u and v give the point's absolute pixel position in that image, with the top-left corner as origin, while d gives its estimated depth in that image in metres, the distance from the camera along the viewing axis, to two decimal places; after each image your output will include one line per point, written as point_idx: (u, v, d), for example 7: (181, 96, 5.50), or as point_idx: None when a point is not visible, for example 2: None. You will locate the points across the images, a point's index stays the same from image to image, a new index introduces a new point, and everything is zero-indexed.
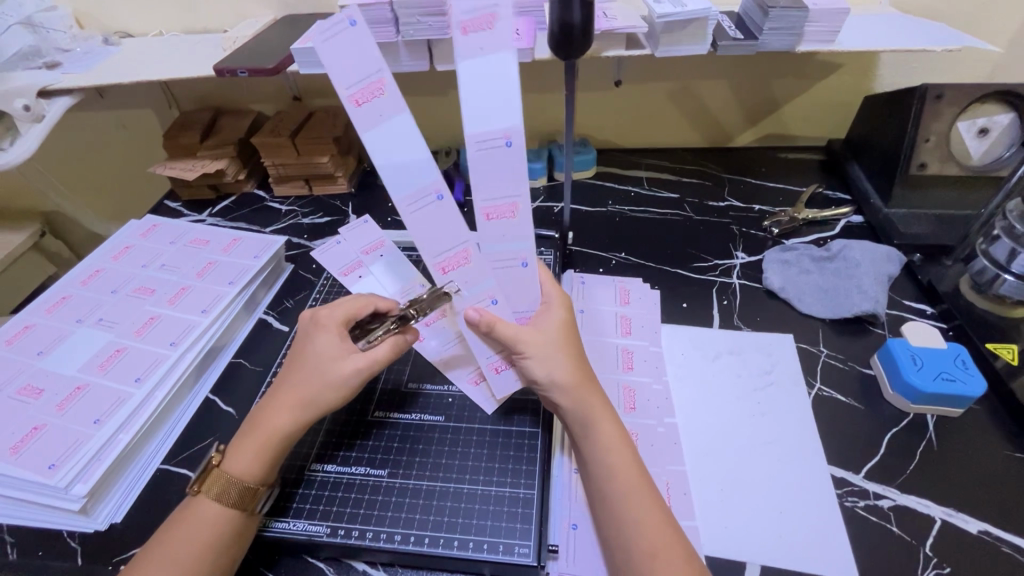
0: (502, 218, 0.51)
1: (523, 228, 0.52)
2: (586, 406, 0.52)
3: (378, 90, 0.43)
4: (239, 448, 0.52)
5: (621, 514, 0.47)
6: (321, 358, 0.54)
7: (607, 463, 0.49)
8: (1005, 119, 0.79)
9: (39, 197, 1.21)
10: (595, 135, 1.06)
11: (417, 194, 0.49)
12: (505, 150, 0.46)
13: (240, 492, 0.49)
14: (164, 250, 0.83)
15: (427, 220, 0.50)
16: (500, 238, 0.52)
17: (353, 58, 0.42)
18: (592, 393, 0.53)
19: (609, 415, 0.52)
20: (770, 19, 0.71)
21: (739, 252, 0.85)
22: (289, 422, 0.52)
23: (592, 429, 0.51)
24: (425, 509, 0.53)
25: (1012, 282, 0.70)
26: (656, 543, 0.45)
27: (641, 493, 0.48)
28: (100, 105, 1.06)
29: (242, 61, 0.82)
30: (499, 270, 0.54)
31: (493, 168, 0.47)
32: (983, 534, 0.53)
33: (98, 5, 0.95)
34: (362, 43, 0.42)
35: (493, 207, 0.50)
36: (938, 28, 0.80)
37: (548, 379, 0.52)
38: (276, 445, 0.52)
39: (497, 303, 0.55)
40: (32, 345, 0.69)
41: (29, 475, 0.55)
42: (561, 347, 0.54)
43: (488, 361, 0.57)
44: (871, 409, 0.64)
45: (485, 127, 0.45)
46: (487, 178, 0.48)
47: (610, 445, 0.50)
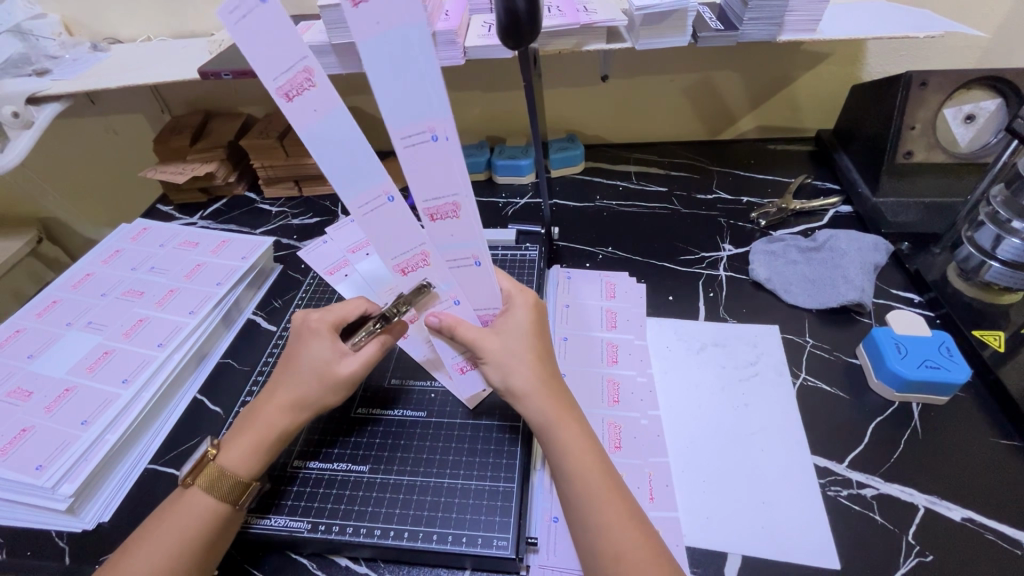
0: (446, 217, 0.50)
1: (469, 225, 0.51)
2: (546, 410, 0.51)
3: (309, 80, 0.40)
4: (234, 443, 0.52)
5: (584, 516, 0.47)
6: (315, 360, 0.54)
7: (569, 466, 0.49)
8: (991, 105, 0.78)
9: (31, 202, 1.23)
10: (583, 131, 1.06)
11: (367, 198, 0.48)
12: (434, 143, 0.44)
13: (236, 485, 0.50)
14: (154, 252, 0.84)
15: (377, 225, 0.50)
16: (449, 236, 0.52)
17: (274, 42, 0.38)
18: (553, 395, 0.52)
19: (571, 417, 0.51)
20: (750, 9, 0.71)
21: (726, 244, 0.85)
22: (288, 422, 0.53)
23: (553, 432, 0.50)
24: (405, 503, 0.54)
25: (998, 268, 0.69)
26: (620, 545, 0.45)
27: (605, 495, 0.47)
28: (91, 111, 1.07)
29: (226, 63, 0.82)
30: (454, 268, 0.54)
31: (431, 163, 0.45)
32: (967, 522, 0.52)
33: (87, 12, 0.95)
34: (281, 26, 0.38)
35: (435, 207, 0.49)
36: (923, 15, 0.79)
37: (504, 384, 0.53)
38: (273, 442, 0.52)
39: (460, 303, 0.56)
40: (22, 348, 0.70)
41: (17, 476, 0.55)
42: (520, 350, 0.54)
43: (453, 362, 0.58)
44: (857, 398, 0.63)
45: (409, 123, 0.42)
46: (425, 178, 0.46)
47: (572, 448, 0.50)
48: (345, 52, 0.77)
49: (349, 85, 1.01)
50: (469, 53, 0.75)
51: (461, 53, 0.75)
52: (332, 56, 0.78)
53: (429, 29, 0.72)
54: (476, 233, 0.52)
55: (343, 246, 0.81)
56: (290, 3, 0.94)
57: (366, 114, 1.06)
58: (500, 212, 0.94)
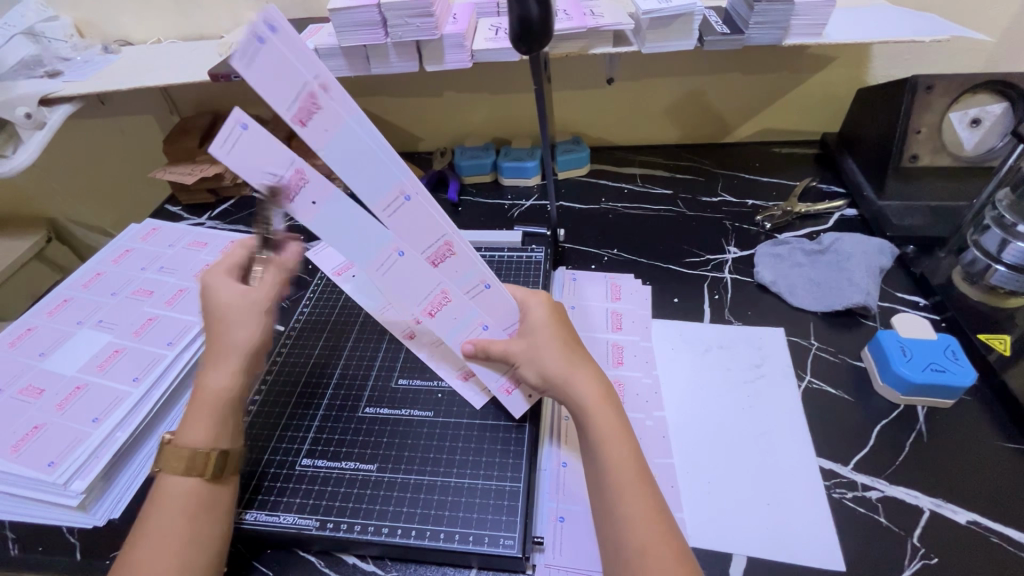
0: (446, 257, 0.55)
1: (467, 254, 0.55)
2: (580, 397, 0.52)
3: (299, 178, 0.46)
4: (187, 420, 0.52)
5: (611, 507, 0.47)
6: (224, 307, 0.55)
7: (600, 456, 0.49)
8: (997, 109, 0.79)
9: (43, 202, 1.24)
10: (589, 133, 1.06)
11: (387, 202, 0.50)
12: (409, 201, 0.51)
13: (202, 456, 0.50)
14: (162, 252, 0.85)
15: (398, 277, 0.52)
16: (456, 271, 0.56)
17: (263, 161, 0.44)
18: (596, 385, 0.53)
19: (609, 407, 0.52)
20: (756, 13, 0.71)
21: (731, 247, 0.85)
22: (228, 382, 0.53)
23: (589, 420, 0.51)
24: (412, 502, 0.54)
25: (1003, 272, 0.71)
26: (645, 536, 0.45)
27: (633, 486, 0.47)
28: (101, 112, 1.08)
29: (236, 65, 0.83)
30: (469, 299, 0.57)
31: (413, 220, 0.52)
32: (972, 525, 0.53)
33: (98, 14, 0.97)
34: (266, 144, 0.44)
35: (432, 253, 0.54)
36: (929, 19, 0.80)
37: (540, 374, 0.54)
38: (224, 406, 0.53)
39: (488, 327, 0.57)
40: (34, 346, 0.71)
41: (30, 472, 0.56)
42: (552, 341, 0.54)
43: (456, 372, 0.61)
44: (862, 401, 0.63)
45: (380, 196, 0.50)
46: (412, 229, 0.52)
47: (604, 438, 0.50)
48: (354, 54, 0.78)
49: (356, 87, 1.01)
50: (477, 56, 0.76)
51: (469, 56, 0.76)
52: (340, 58, 0.78)
53: (436, 33, 0.73)
54: (475, 258, 0.55)
55: None
56: (298, 7, 0.95)
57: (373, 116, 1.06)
58: (505, 214, 0.95)
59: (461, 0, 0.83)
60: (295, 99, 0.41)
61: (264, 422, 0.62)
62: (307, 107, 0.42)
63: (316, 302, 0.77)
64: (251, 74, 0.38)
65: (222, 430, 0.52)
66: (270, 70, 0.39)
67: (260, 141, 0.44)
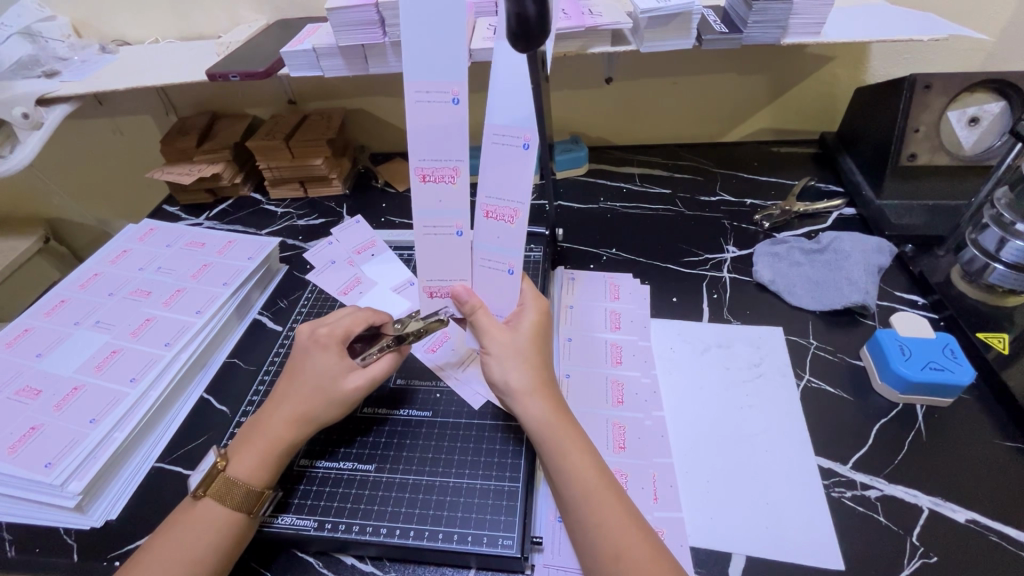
0: (501, 220, 0.54)
1: (517, 237, 0.54)
2: (542, 409, 0.52)
3: (450, 175, 0.52)
4: (247, 449, 0.53)
5: (579, 517, 0.47)
6: (319, 374, 0.56)
7: (568, 468, 0.49)
8: (995, 108, 0.79)
9: (41, 203, 1.24)
10: (587, 133, 1.06)
11: (508, 133, 0.50)
12: (452, 107, 0.49)
13: (248, 493, 0.50)
14: (160, 253, 0.85)
15: (428, 120, 0.50)
16: (495, 238, 0.55)
17: (506, 179, 0.52)
18: (551, 401, 0.53)
19: (567, 421, 0.52)
20: (754, 12, 0.71)
21: (730, 246, 0.85)
22: (297, 433, 0.54)
23: (552, 435, 0.51)
24: (410, 503, 0.54)
25: (1002, 270, 0.70)
26: (618, 541, 0.45)
27: (603, 495, 0.48)
28: (99, 113, 1.08)
29: (234, 65, 0.82)
30: (488, 265, 0.56)
31: (505, 169, 0.52)
32: (971, 523, 0.52)
33: (95, 15, 0.96)
34: (511, 165, 0.51)
35: (495, 207, 0.54)
36: (926, 18, 0.80)
37: (505, 382, 0.53)
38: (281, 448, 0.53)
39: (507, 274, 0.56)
40: (31, 347, 0.71)
41: (27, 474, 0.56)
42: (524, 351, 0.55)
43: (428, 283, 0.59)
44: (861, 400, 0.63)
45: (508, 125, 0.50)
46: (502, 179, 0.52)
47: (571, 449, 0.50)
48: (351, 53, 0.78)
49: (354, 86, 1.01)
50: (476, 55, 0.76)
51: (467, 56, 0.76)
52: (338, 58, 0.79)
53: None
54: (519, 243, 0.55)
55: (349, 248, 0.85)
56: (297, 6, 0.95)
57: (371, 116, 1.06)
58: None
59: None
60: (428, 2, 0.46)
61: None
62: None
63: (313, 303, 0.78)
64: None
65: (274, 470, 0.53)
66: None
67: (512, 160, 0.51)
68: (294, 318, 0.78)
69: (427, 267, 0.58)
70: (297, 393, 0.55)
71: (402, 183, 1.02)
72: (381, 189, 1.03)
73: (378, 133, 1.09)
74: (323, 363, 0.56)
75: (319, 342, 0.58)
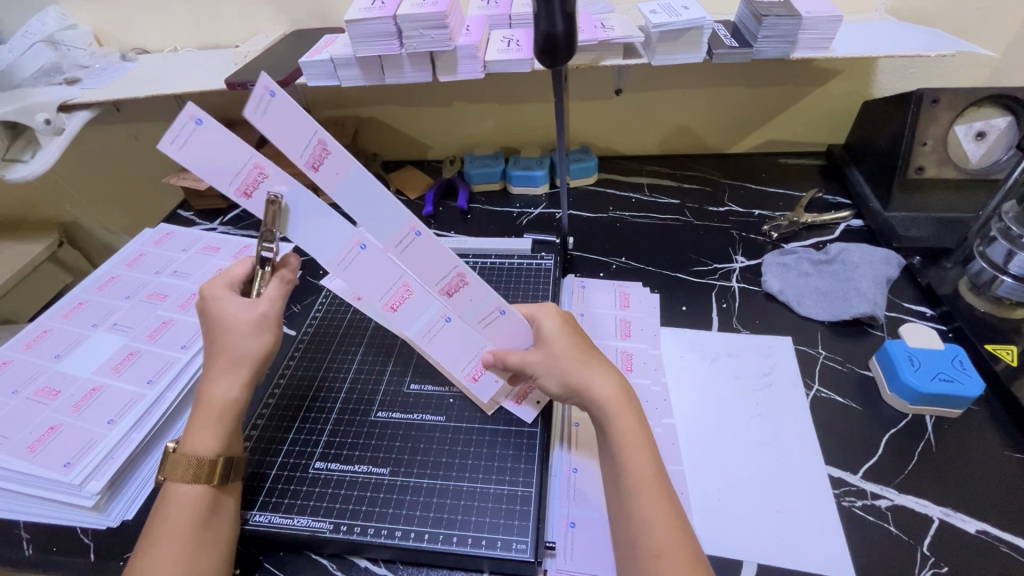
0: (458, 289, 0.56)
1: (480, 287, 0.56)
2: (606, 400, 0.52)
3: (405, 291, 0.56)
4: (190, 428, 0.52)
5: (629, 508, 0.47)
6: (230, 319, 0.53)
7: (624, 458, 0.49)
8: (1002, 122, 0.80)
9: (56, 207, 1.26)
10: (596, 143, 1.08)
11: (399, 237, 0.53)
12: (362, 252, 0.53)
13: (208, 467, 0.50)
14: (176, 257, 0.86)
15: (361, 274, 0.54)
16: (469, 301, 0.57)
17: (429, 262, 0.54)
18: (619, 390, 0.52)
19: (632, 412, 0.51)
20: (765, 27, 0.73)
21: (738, 256, 0.86)
22: (234, 393, 0.53)
23: (614, 424, 0.51)
24: (425, 506, 0.54)
25: (1010, 283, 0.70)
26: (664, 540, 0.45)
27: (650, 489, 0.48)
28: (118, 119, 1.10)
29: (252, 74, 0.84)
30: (483, 327, 0.58)
31: (421, 255, 0.54)
32: (982, 534, 0.53)
33: (117, 24, 0.99)
34: (433, 249, 0.53)
35: (446, 284, 0.56)
36: (933, 34, 0.81)
37: (564, 383, 0.53)
38: (231, 415, 0.53)
39: (506, 311, 0.57)
40: (49, 348, 0.72)
41: (46, 473, 0.57)
42: (573, 352, 0.54)
43: (464, 372, 0.60)
44: (870, 410, 0.64)
45: (394, 233, 0.53)
46: (421, 254, 0.54)
47: (630, 442, 0.50)
48: (369, 64, 0.79)
49: (368, 96, 1.03)
50: (490, 67, 0.77)
51: (482, 67, 0.78)
52: (355, 68, 0.80)
53: (450, 45, 0.75)
54: (488, 288, 0.56)
55: None
56: (313, 17, 0.97)
57: (384, 125, 1.08)
58: (515, 222, 0.96)
59: (475, 11, 0.84)
60: (308, 146, 0.47)
61: (275, 423, 0.63)
62: (316, 155, 0.47)
63: (329, 305, 0.79)
64: (261, 125, 0.44)
65: (230, 438, 0.53)
66: (274, 122, 0.45)
67: (429, 245, 0.53)
68: (307, 323, 0.77)
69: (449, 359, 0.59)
70: (226, 350, 0.53)
71: (413, 190, 1.03)
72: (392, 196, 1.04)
73: (390, 142, 1.11)
74: (235, 303, 0.54)
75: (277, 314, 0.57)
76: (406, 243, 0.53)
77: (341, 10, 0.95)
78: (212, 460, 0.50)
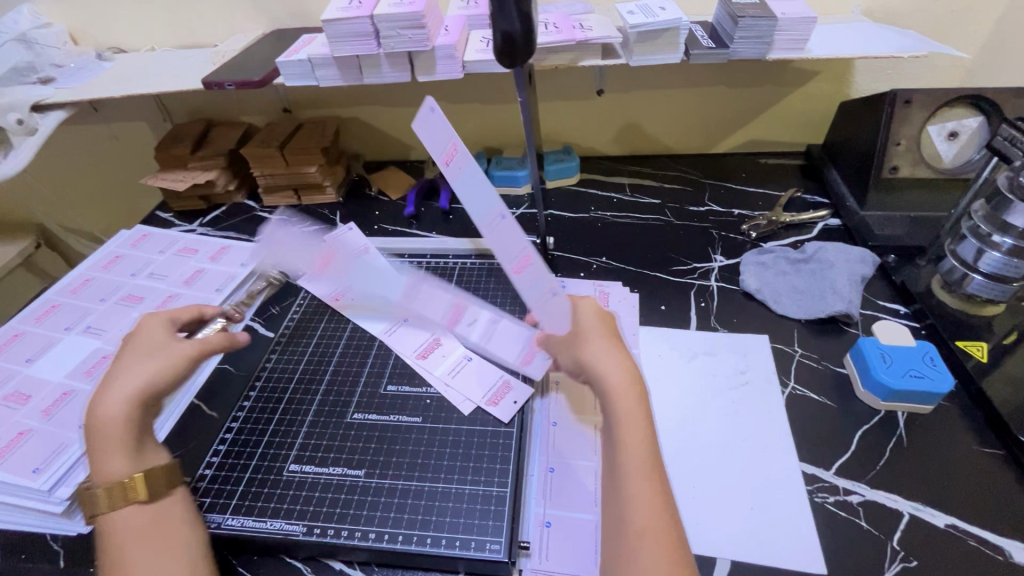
0: (524, 269, 0.54)
1: (541, 268, 0.53)
2: (617, 376, 0.51)
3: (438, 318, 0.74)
4: (94, 457, 0.51)
5: (619, 486, 0.47)
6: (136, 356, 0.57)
7: (621, 436, 0.49)
8: (974, 122, 0.81)
9: (31, 208, 1.24)
10: (579, 144, 1.08)
11: (489, 218, 0.54)
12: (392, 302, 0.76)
13: (120, 487, 0.49)
14: (152, 259, 0.85)
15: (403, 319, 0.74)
16: (529, 286, 0.56)
17: (507, 240, 0.53)
18: (624, 366, 0.51)
19: (637, 392, 0.50)
20: (740, 28, 0.73)
21: (718, 255, 0.86)
22: (121, 409, 0.53)
23: (614, 403, 0.50)
24: (400, 507, 0.54)
25: (981, 280, 0.71)
26: (647, 521, 0.45)
27: (639, 470, 0.47)
28: (95, 119, 1.08)
29: (230, 74, 0.83)
30: (540, 308, 0.57)
31: (506, 235, 0.53)
32: (950, 528, 0.54)
33: (93, 22, 0.97)
34: (513, 230, 0.52)
35: (516, 263, 0.55)
36: (907, 35, 0.82)
37: (580, 361, 0.53)
38: (123, 429, 0.52)
39: (558, 292, 0.54)
40: (21, 352, 0.70)
41: (13, 479, 0.56)
42: (604, 334, 0.54)
43: (518, 355, 0.64)
44: (844, 407, 0.65)
45: (487, 212, 0.54)
46: (503, 232, 0.53)
47: (627, 421, 0.49)
48: (346, 63, 0.79)
49: (350, 96, 1.02)
50: (468, 67, 0.77)
51: (460, 67, 0.78)
52: (333, 68, 0.80)
53: (428, 45, 0.74)
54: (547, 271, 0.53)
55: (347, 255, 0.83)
56: (292, 17, 0.96)
57: (366, 125, 1.07)
58: None
59: (454, 11, 0.84)
60: (444, 145, 0.54)
61: (252, 426, 0.63)
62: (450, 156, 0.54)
63: (307, 307, 0.78)
64: (422, 134, 0.55)
65: (140, 454, 0.52)
66: (433, 130, 0.54)
67: (511, 230, 0.52)
68: (285, 324, 0.77)
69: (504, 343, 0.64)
70: (122, 377, 0.55)
71: (396, 191, 1.03)
72: (374, 197, 1.04)
73: (373, 142, 1.10)
74: (153, 334, 0.59)
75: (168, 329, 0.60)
76: (495, 224, 0.53)
77: (321, 10, 0.95)
78: (123, 480, 0.50)
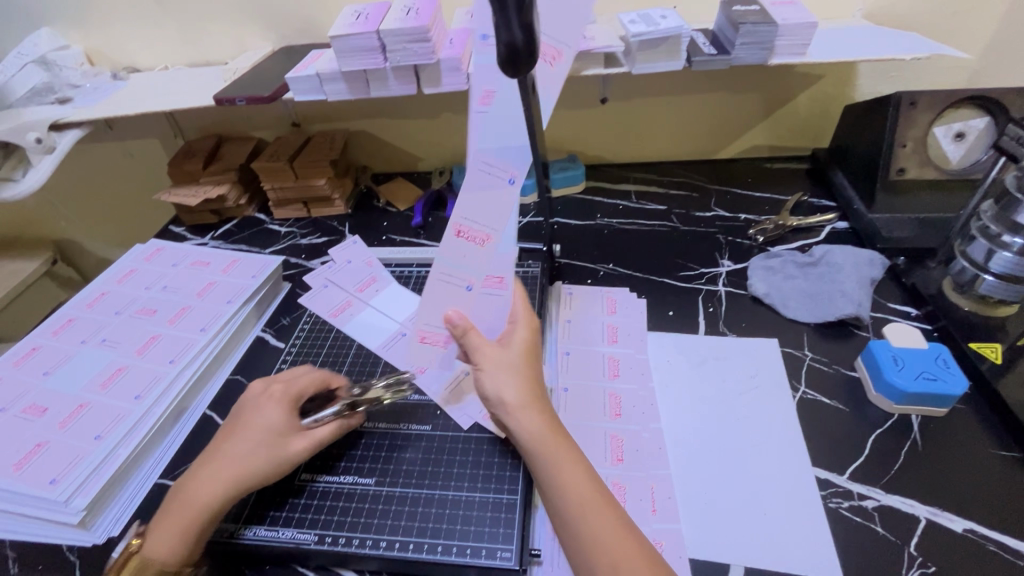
0: (468, 240, 0.58)
1: (483, 257, 0.58)
2: (538, 421, 0.52)
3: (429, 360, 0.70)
4: (160, 525, 0.51)
5: (576, 531, 0.47)
6: (262, 432, 0.55)
7: (561, 480, 0.49)
8: (980, 123, 0.80)
9: (47, 225, 1.27)
10: (584, 152, 1.09)
11: (473, 225, 0.57)
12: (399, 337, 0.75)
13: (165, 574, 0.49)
14: (166, 272, 0.86)
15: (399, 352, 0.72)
16: (460, 256, 0.58)
17: (485, 209, 0.56)
18: (545, 418, 0.52)
19: (560, 433, 0.52)
20: (742, 34, 0.74)
21: (725, 260, 0.86)
22: (215, 497, 0.52)
23: (546, 446, 0.50)
24: (410, 515, 0.54)
25: (992, 281, 0.71)
26: (618, 556, 0.45)
27: (597, 503, 0.48)
28: (110, 136, 1.11)
29: (240, 90, 0.85)
30: (450, 284, 0.59)
31: (483, 207, 0.56)
32: (969, 533, 0.53)
33: (109, 43, 1.00)
34: (500, 206, 0.56)
35: (465, 229, 0.57)
36: (910, 37, 0.82)
37: (498, 398, 0.53)
38: (200, 523, 0.51)
39: (468, 292, 0.59)
40: (38, 365, 0.72)
41: (31, 490, 0.56)
42: (516, 368, 0.54)
43: (439, 334, 0.61)
44: (857, 411, 0.64)
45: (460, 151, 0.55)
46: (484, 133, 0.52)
47: (562, 461, 0.50)
48: (355, 78, 0.81)
49: (358, 109, 1.04)
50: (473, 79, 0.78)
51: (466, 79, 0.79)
52: (341, 82, 0.81)
53: (434, 58, 0.76)
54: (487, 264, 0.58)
55: (350, 286, 0.83)
56: (301, 34, 0.98)
57: (374, 138, 1.09)
58: None
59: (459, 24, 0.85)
60: (474, 222, 0.57)
61: None
62: (467, 233, 0.58)
63: (316, 319, 0.80)
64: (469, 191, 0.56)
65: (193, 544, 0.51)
66: (477, 199, 0.56)
67: (490, 206, 0.56)
68: (295, 336, 0.78)
69: (425, 313, 0.61)
70: (234, 443, 0.54)
71: (404, 202, 1.04)
72: (382, 208, 1.05)
73: (380, 154, 1.12)
74: (271, 417, 0.56)
75: (277, 398, 0.58)
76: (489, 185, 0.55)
77: (329, 26, 0.97)
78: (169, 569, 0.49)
